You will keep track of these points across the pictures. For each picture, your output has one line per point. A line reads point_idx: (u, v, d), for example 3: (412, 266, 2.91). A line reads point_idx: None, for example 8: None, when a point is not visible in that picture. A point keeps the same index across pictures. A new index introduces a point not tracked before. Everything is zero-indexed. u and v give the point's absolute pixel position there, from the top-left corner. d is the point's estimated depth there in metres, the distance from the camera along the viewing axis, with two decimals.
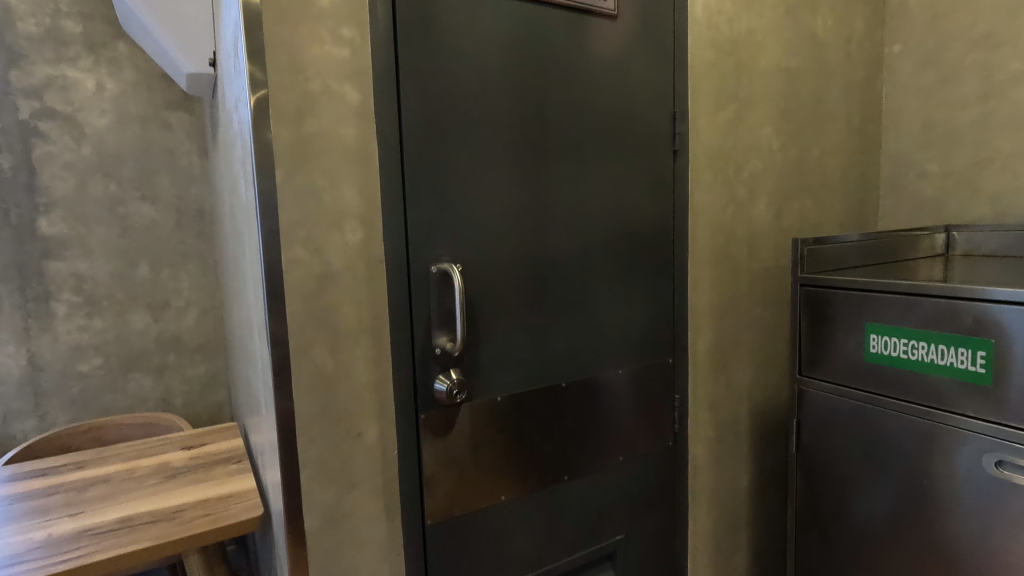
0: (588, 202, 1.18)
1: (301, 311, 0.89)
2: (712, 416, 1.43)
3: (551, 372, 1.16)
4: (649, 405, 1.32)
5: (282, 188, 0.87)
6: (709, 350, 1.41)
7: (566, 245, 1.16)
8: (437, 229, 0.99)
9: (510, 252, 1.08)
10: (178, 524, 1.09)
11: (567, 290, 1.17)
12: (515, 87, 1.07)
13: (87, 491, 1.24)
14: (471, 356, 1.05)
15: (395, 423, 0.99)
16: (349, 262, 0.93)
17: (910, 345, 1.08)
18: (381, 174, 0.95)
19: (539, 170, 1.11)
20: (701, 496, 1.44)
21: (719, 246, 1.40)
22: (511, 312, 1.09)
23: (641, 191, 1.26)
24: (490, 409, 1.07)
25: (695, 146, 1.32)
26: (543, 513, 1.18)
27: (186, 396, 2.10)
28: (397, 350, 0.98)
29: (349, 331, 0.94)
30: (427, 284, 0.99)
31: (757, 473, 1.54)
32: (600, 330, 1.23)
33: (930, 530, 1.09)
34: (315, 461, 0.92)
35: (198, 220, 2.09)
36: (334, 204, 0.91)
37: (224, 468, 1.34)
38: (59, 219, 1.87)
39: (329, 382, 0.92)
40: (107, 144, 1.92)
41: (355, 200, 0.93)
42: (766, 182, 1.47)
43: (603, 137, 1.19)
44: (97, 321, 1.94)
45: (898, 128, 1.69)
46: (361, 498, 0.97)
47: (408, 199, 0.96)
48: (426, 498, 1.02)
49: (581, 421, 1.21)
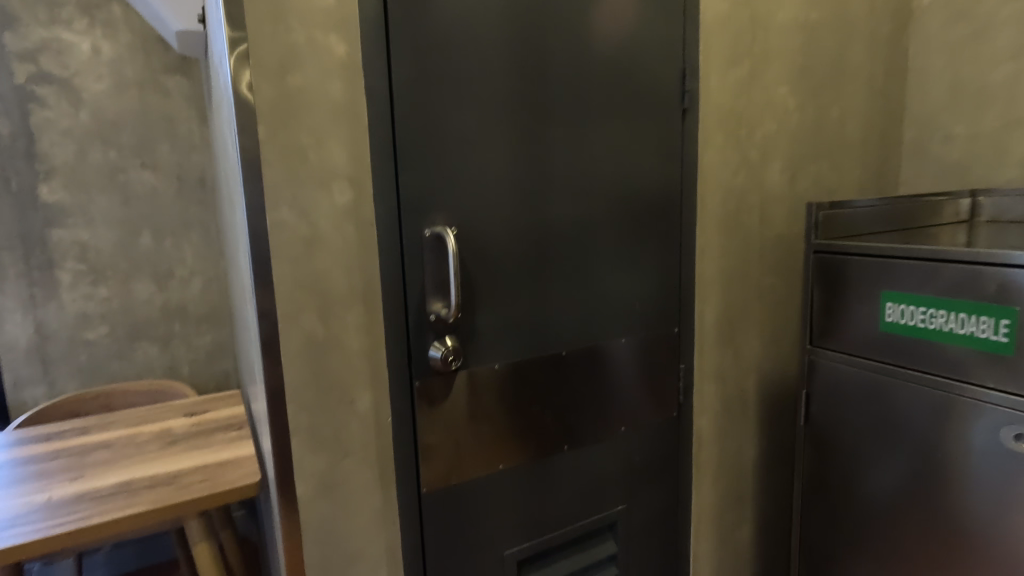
0: (591, 166, 1.13)
1: (288, 276, 0.86)
2: (718, 387, 1.40)
3: (551, 341, 1.13)
4: (653, 375, 1.29)
5: (265, 146, 0.83)
6: (717, 320, 1.36)
7: (568, 210, 1.12)
8: (431, 191, 0.95)
9: (508, 217, 1.04)
10: (176, 490, 1.09)
11: (568, 257, 1.13)
12: (512, 40, 1.01)
13: (88, 456, 1.25)
14: (467, 323, 1.02)
15: (389, 391, 0.97)
16: (338, 225, 0.90)
17: (928, 314, 1.03)
18: (370, 132, 0.91)
19: (539, 130, 1.06)
20: (705, 468, 1.41)
21: (730, 212, 1.33)
22: (509, 278, 1.06)
23: (647, 153, 1.20)
24: (487, 378, 1.05)
25: (705, 105, 1.25)
26: (544, 483, 1.16)
27: (192, 366, 2.10)
28: (390, 317, 0.95)
29: (339, 297, 0.91)
30: (421, 248, 0.95)
31: (764, 445, 1.51)
32: (603, 298, 1.19)
33: (942, 504, 1.06)
34: (306, 428, 0.90)
35: (200, 188, 2.05)
36: (321, 163, 0.87)
37: (225, 435, 1.34)
38: (60, 186, 1.86)
39: (319, 348, 0.90)
40: (105, 110, 1.89)
41: (344, 160, 0.89)
42: (781, 144, 1.39)
43: (606, 96, 1.13)
44: (102, 290, 1.94)
45: (924, 88, 1.60)
46: (355, 466, 0.95)
47: (399, 158, 0.92)
48: (422, 466, 1.00)
49: (583, 391, 1.18)
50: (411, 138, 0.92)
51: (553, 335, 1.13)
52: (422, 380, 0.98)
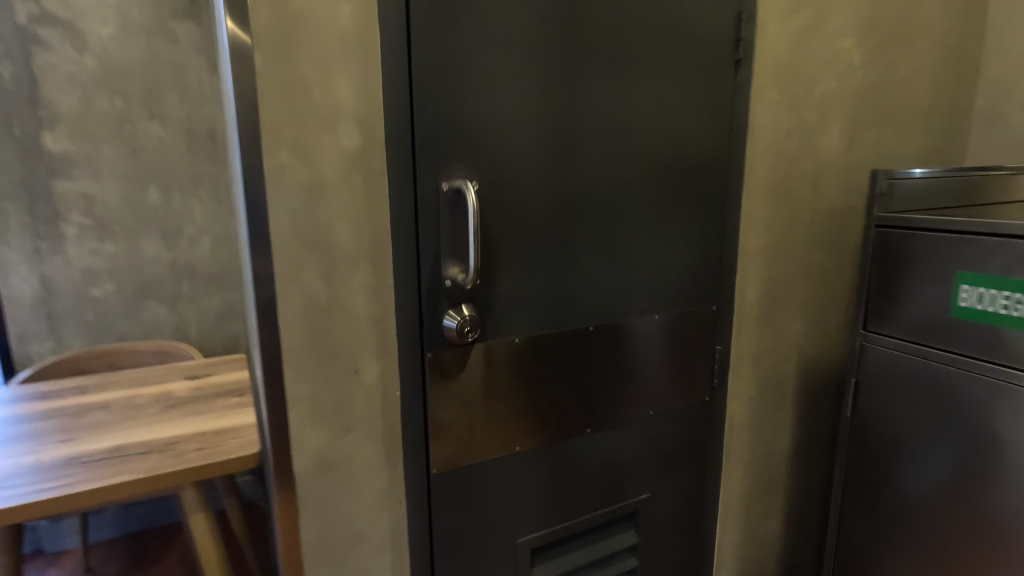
0: (629, 121, 1.01)
1: (288, 230, 0.77)
2: (754, 371, 1.29)
3: (576, 316, 1.02)
4: (685, 356, 1.18)
5: (262, 77, 0.72)
6: (758, 298, 1.24)
7: (600, 171, 1.00)
8: (450, 138, 0.84)
9: (533, 174, 0.93)
10: (171, 457, 1.03)
11: (598, 223, 1.01)
12: None
13: (85, 417, 1.19)
14: (485, 290, 0.91)
15: (398, 361, 0.88)
16: (344, 174, 0.79)
17: (1011, 300, 0.89)
18: (382, 66, 0.80)
19: (572, 78, 0.94)
20: (734, 457, 1.31)
21: (780, 179, 1.20)
22: (532, 243, 0.95)
23: (692, 110, 1.07)
24: (505, 352, 0.95)
25: (762, 55, 1.11)
26: (562, 466, 1.07)
27: (200, 326, 2.04)
28: (400, 279, 0.85)
29: (344, 256, 0.81)
30: (438, 203, 0.84)
31: (799, 435, 1.40)
32: (634, 270, 1.08)
33: (1009, 514, 0.93)
34: (306, 399, 0.82)
35: (209, 143, 1.95)
36: (326, 101, 0.77)
37: (226, 401, 1.27)
38: (65, 136, 1.78)
39: (321, 311, 0.81)
40: (110, 56, 1.79)
41: (353, 100, 0.78)
42: (841, 105, 1.24)
43: (650, 42, 1.00)
44: (109, 246, 1.88)
45: (1005, 47, 1.42)
46: (358, 442, 0.87)
47: (415, 99, 0.80)
48: (431, 446, 0.91)
49: (607, 370, 1.08)
50: (430, 76, 0.80)
51: (578, 309, 1.02)
52: (435, 352, 0.88)
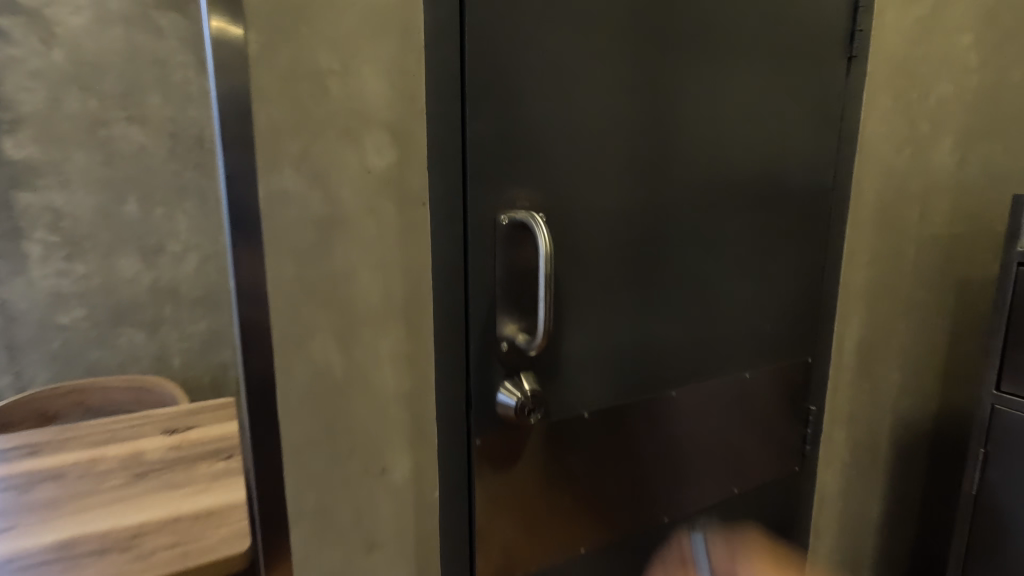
0: (725, 132, 0.79)
1: (292, 284, 0.54)
2: (848, 432, 1.07)
3: (654, 378, 0.80)
4: (777, 420, 0.96)
5: (259, 67, 0.49)
6: (855, 345, 1.03)
7: (690, 194, 0.78)
8: (513, 154, 0.62)
9: (613, 201, 0.71)
10: (133, 559, 0.79)
11: (684, 260, 0.79)
12: None
13: (30, 493, 0.95)
14: (549, 352, 0.69)
15: (437, 451, 0.65)
16: (371, 203, 0.57)
17: None
18: (427, 55, 0.57)
19: (663, 76, 0.72)
20: (823, 532, 1.10)
21: (888, 203, 0.99)
22: (609, 291, 0.73)
23: (796, 118, 0.85)
24: (573, 430, 0.73)
25: (876, 51, 0.90)
26: (632, 565, 0.85)
27: (185, 356, 1.79)
28: (444, 343, 0.63)
29: (369, 316, 0.58)
30: (492, 245, 0.62)
31: (891, 502, 1.18)
32: (724, 318, 0.86)
33: None
34: (315, 515, 0.59)
35: (198, 149, 1.72)
36: (350, 101, 0.54)
37: (209, 468, 1.03)
38: (28, 140, 1.55)
39: (337, 394, 0.58)
40: (83, 49, 1.56)
41: (384, 100, 0.56)
42: (956, 114, 1.04)
43: (756, 32, 0.78)
44: (79, 266, 1.64)
45: None
46: (384, 563, 0.64)
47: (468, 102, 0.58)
48: (477, 560, 0.68)
49: (691, 443, 0.86)
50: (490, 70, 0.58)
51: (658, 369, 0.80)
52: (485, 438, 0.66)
